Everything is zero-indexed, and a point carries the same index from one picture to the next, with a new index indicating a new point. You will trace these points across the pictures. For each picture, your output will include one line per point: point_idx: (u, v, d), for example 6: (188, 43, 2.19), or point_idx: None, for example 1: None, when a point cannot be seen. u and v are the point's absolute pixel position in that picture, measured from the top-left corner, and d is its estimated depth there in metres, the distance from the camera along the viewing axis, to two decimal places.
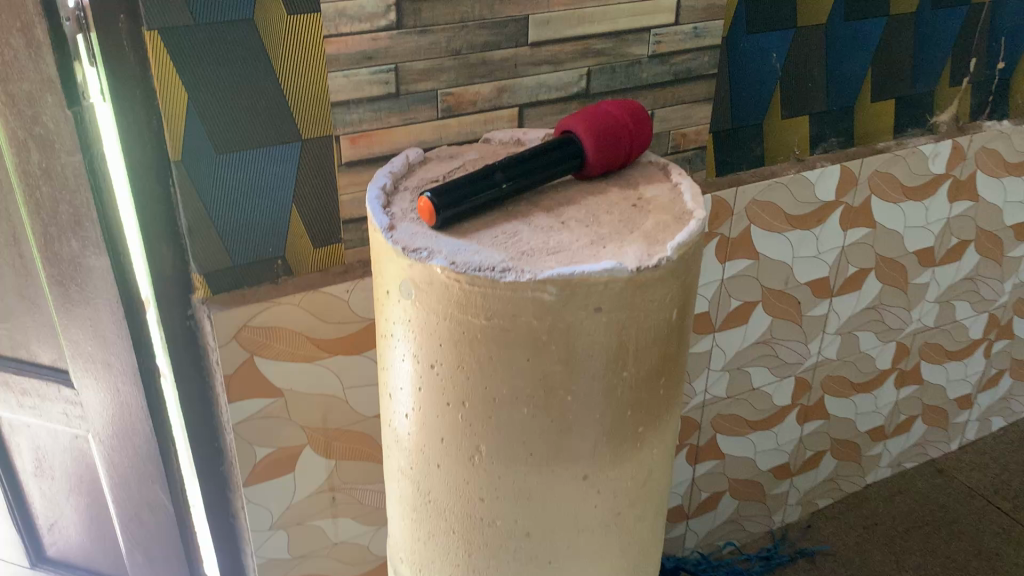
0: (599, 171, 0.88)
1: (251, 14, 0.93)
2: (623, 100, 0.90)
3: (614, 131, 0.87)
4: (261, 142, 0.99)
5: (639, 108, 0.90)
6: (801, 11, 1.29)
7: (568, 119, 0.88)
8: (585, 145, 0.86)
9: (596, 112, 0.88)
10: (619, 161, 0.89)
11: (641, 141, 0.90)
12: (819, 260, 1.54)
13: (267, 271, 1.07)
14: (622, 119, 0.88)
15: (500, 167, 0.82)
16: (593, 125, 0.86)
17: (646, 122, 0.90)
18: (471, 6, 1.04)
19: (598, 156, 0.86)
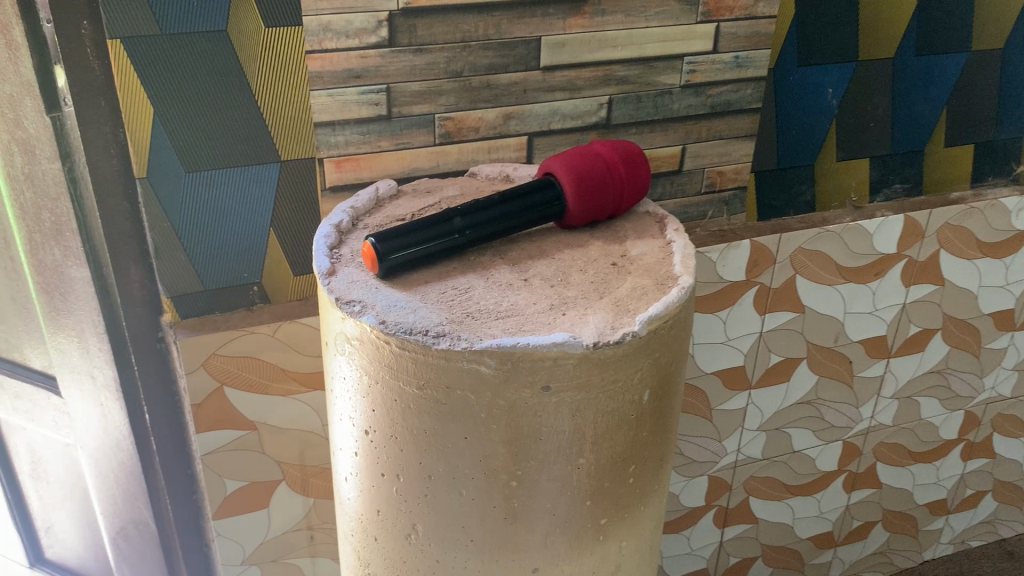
0: (584, 222, 0.78)
1: (224, 25, 0.86)
2: (618, 140, 0.80)
3: (601, 179, 0.77)
4: (235, 162, 0.92)
5: (637, 150, 0.80)
6: (864, 43, 1.16)
7: (552, 160, 0.78)
8: (565, 193, 0.76)
9: (584, 155, 0.78)
10: (609, 211, 0.79)
11: (636, 189, 0.79)
12: (875, 317, 1.39)
13: (241, 297, 1.00)
14: (613, 164, 0.78)
15: (458, 211, 0.73)
16: (576, 171, 0.76)
17: (644, 167, 0.79)
18: (475, 25, 0.94)
19: (581, 206, 0.76)
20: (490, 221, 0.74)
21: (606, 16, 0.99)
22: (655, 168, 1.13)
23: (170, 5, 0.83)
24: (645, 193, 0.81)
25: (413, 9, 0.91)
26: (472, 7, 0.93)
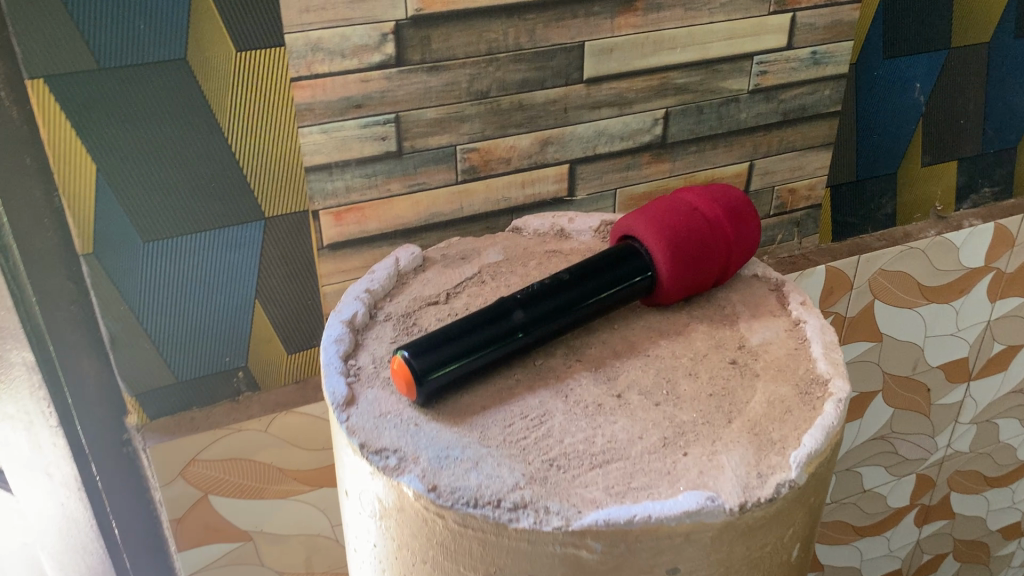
0: (682, 298, 0.59)
1: (183, 52, 0.65)
2: (714, 185, 0.61)
3: (704, 243, 0.57)
4: (207, 224, 0.72)
5: (742, 198, 0.60)
6: (958, 26, 0.96)
7: (634, 218, 0.59)
8: (657, 263, 0.57)
9: (677, 210, 0.58)
10: (711, 281, 0.59)
11: (745, 249, 0.60)
12: (957, 339, 1.21)
13: (224, 386, 0.80)
14: (716, 221, 0.58)
15: (516, 302, 0.54)
16: (671, 235, 0.57)
17: (753, 221, 0.60)
18: (503, 32, 0.74)
19: (679, 280, 0.57)
20: (560, 312, 0.54)
21: (663, 11, 0.79)
22: None
23: (109, 30, 0.62)
24: (753, 252, 0.62)
25: (425, 17, 0.70)
26: (500, 9, 0.73)
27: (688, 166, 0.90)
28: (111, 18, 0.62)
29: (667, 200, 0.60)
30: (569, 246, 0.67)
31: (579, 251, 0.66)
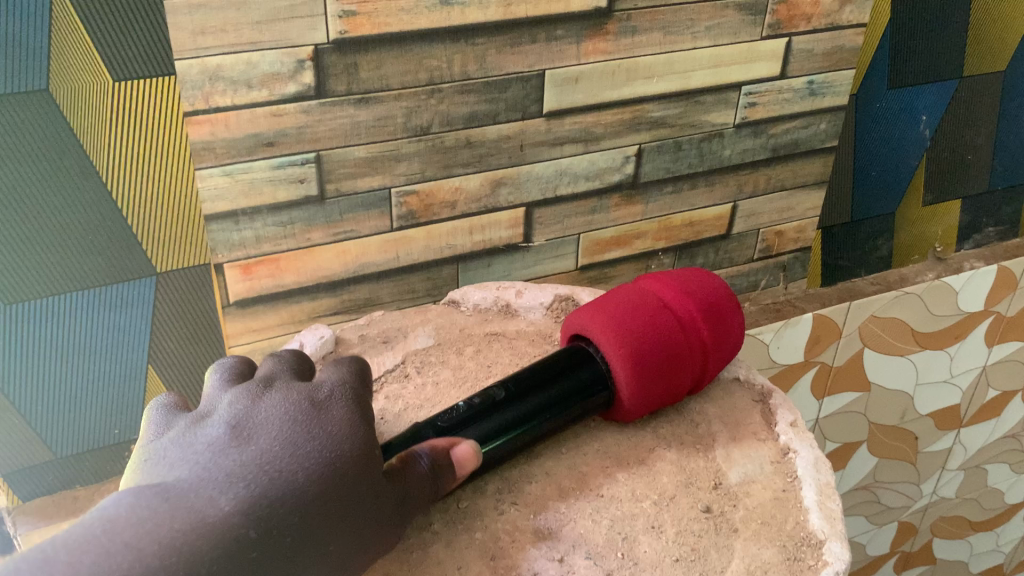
0: (646, 409, 0.53)
1: (44, 83, 0.53)
2: (689, 275, 0.55)
3: (675, 351, 0.51)
4: (83, 282, 0.60)
5: (724, 289, 0.54)
6: (972, 53, 0.85)
7: (593, 317, 0.53)
8: (617, 372, 0.51)
9: (645, 308, 0.52)
10: (683, 390, 0.53)
11: (724, 351, 0.54)
12: (949, 386, 1.11)
13: (115, 462, 0.70)
14: (691, 322, 0.52)
15: (439, 425, 0.48)
16: (636, 342, 0.51)
17: (736, 320, 0.54)
18: (447, 59, 0.62)
19: (640, 395, 0.51)
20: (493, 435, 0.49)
21: (638, 35, 0.67)
22: (696, 234, 0.83)
23: None
24: (733, 352, 0.56)
25: (352, 40, 0.58)
26: (444, 33, 0.61)
27: (663, 208, 0.79)
28: None
29: (635, 292, 0.54)
30: (515, 328, 0.59)
31: (526, 334, 0.58)
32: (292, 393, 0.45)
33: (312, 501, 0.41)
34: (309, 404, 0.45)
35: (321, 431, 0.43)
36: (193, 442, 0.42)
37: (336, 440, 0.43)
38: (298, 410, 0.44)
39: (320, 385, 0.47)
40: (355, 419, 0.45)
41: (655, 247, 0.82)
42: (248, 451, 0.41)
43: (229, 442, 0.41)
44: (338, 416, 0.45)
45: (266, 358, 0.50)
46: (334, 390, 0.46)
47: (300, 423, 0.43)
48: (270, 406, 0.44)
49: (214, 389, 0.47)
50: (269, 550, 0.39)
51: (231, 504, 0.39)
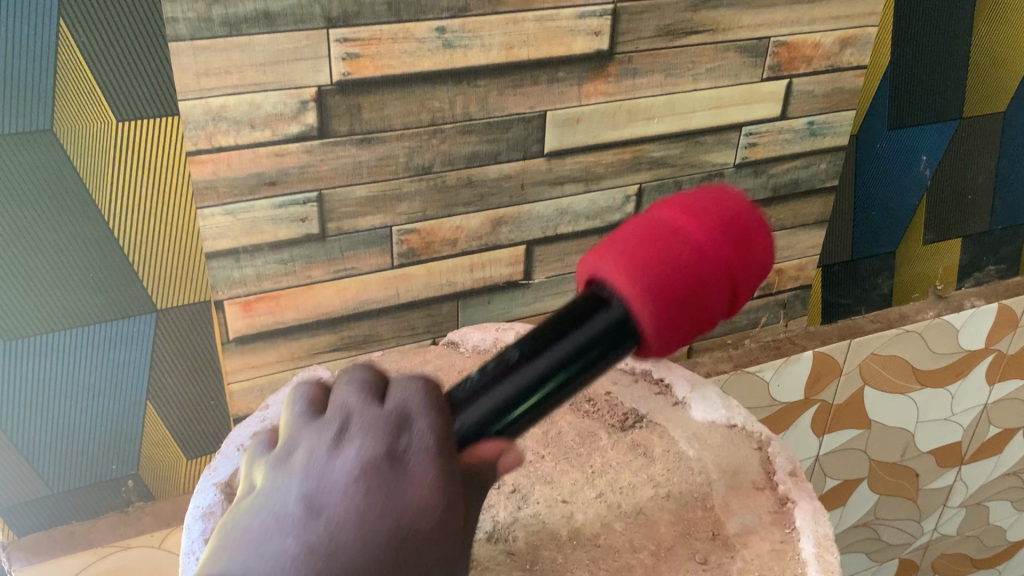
0: (682, 337, 0.40)
1: (48, 123, 0.54)
2: (698, 193, 0.43)
3: (698, 277, 0.39)
4: (83, 318, 0.61)
5: (741, 202, 0.43)
6: (972, 94, 0.85)
7: (597, 260, 0.41)
8: (637, 318, 0.39)
9: (649, 239, 0.40)
10: (721, 311, 0.41)
11: (751, 263, 0.42)
12: (951, 424, 1.10)
13: (111, 497, 0.71)
14: (711, 243, 0.40)
15: (455, 400, 0.38)
16: (647, 267, 0.39)
17: (762, 238, 0.42)
18: (450, 100, 0.62)
19: (662, 337, 0.39)
20: (507, 408, 0.37)
21: (639, 77, 0.68)
22: None
23: None
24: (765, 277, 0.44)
25: (355, 82, 0.59)
26: (446, 75, 0.61)
27: None
28: None
29: (637, 225, 0.42)
30: None
31: None
32: (365, 443, 0.35)
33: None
34: (384, 462, 0.34)
35: (395, 506, 0.34)
36: (246, 540, 0.33)
37: (413, 518, 0.34)
38: (369, 475, 0.34)
39: (399, 421, 0.36)
40: (437, 481, 0.35)
41: None
42: (313, 537, 0.32)
43: (288, 535, 0.32)
44: (418, 477, 0.35)
45: (345, 376, 0.39)
46: (415, 431, 0.36)
47: (370, 496, 0.33)
48: (342, 465, 0.34)
49: (288, 431, 0.37)
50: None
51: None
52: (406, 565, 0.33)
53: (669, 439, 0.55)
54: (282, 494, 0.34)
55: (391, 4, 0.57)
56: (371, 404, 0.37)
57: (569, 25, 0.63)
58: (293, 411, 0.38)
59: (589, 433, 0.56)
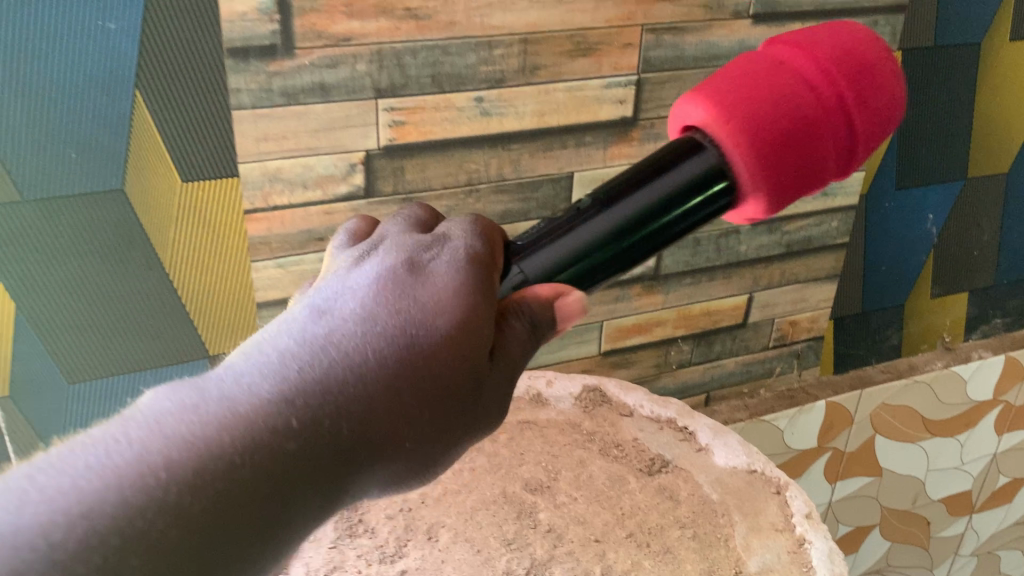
0: (787, 191, 0.39)
1: (121, 183, 0.58)
2: (824, 27, 0.41)
3: (801, 109, 0.38)
4: (142, 362, 0.66)
5: (870, 37, 0.40)
6: (976, 156, 0.88)
7: (688, 98, 0.40)
8: (730, 159, 0.38)
9: (756, 75, 0.39)
10: (836, 154, 0.39)
11: (877, 106, 0.39)
12: (961, 473, 1.13)
13: None
14: (821, 83, 0.38)
15: (516, 249, 0.39)
16: (739, 100, 0.38)
17: (886, 66, 0.39)
18: (485, 162, 0.67)
19: (765, 185, 0.38)
20: (582, 256, 0.38)
21: (661, 140, 0.72)
22: (714, 322, 0.87)
23: (32, 160, 0.55)
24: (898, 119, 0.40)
25: (399, 146, 0.63)
26: (483, 139, 0.66)
27: (683, 298, 0.83)
28: (36, 147, 0.55)
29: (749, 61, 0.40)
30: (547, 416, 0.62)
31: (557, 423, 0.61)
32: (391, 256, 0.37)
33: (387, 382, 0.32)
34: (404, 271, 0.36)
35: (411, 303, 0.34)
36: (262, 330, 0.34)
37: (428, 315, 0.34)
38: (388, 279, 0.35)
39: (431, 242, 0.38)
40: (461, 282, 0.35)
41: (675, 335, 0.86)
42: (319, 330, 0.33)
43: (299, 325, 0.33)
44: (439, 281, 0.35)
45: (387, 218, 0.42)
46: (445, 249, 0.37)
47: (387, 295, 0.34)
48: (362, 277, 0.36)
49: (330, 257, 0.40)
50: (345, 437, 0.31)
51: (280, 390, 0.30)
52: (410, 365, 0.33)
53: (693, 483, 0.57)
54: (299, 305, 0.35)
55: (434, 76, 0.62)
56: (406, 234, 0.39)
57: (597, 94, 0.68)
58: (337, 242, 0.41)
59: (617, 477, 0.57)
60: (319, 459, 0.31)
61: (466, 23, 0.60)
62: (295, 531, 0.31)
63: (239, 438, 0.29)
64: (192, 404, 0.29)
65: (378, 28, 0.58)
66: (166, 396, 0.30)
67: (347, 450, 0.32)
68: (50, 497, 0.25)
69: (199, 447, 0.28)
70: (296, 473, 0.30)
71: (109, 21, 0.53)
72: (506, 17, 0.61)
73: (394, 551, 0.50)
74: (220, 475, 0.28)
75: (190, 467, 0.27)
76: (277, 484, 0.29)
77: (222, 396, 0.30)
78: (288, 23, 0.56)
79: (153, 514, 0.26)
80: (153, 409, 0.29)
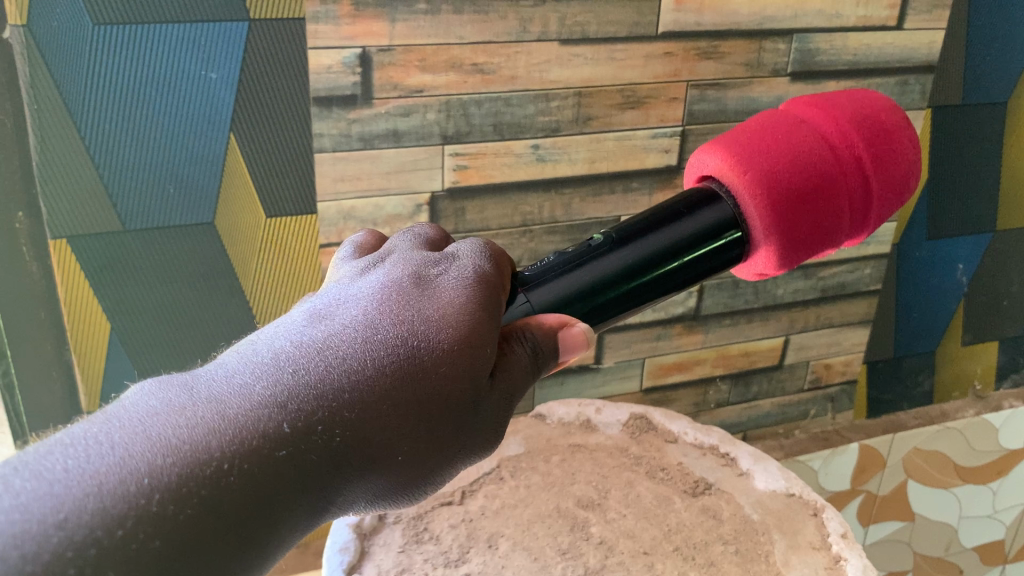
0: (800, 243, 0.41)
1: (211, 217, 0.64)
2: (840, 93, 0.44)
3: (818, 166, 0.41)
4: None
5: (884, 103, 0.43)
6: (1003, 208, 0.91)
7: (703, 149, 0.43)
8: (746, 207, 0.41)
9: (775, 128, 0.42)
10: (848, 212, 0.42)
11: (892, 168, 0.42)
12: (994, 521, 1.13)
13: None
14: (837, 141, 0.42)
15: (524, 279, 0.40)
16: (757, 150, 0.41)
17: (904, 134, 0.42)
18: (539, 205, 0.72)
19: (779, 236, 0.40)
20: (591, 294, 0.39)
21: None
22: (751, 362, 0.90)
23: (135, 194, 0.61)
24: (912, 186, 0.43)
25: (461, 189, 0.69)
26: (538, 183, 0.71)
27: (721, 338, 0.87)
28: (142, 183, 0.61)
29: (767, 117, 0.44)
30: (595, 441, 0.66)
31: (605, 447, 0.65)
32: (396, 268, 0.36)
33: (375, 392, 0.32)
34: (409, 283, 0.35)
35: (412, 313, 0.34)
36: (260, 333, 0.34)
37: (428, 326, 0.33)
38: (392, 288, 0.35)
39: (440, 258, 0.37)
40: (466, 299, 0.35)
41: (713, 374, 0.89)
42: (312, 335, 0.33)
43: (295, 330, 0.33)
44: (443, 294, 0.35)
45: (404, 230, 0.42)
46: (455, 265, 0.37)
47: (389, 303, 0.34)
48: (366, 285, 0.36)
49: (337, 268, 0.40)
50: (331, 446, 0.31)
51: (269, 393, 0.31)
52: (401, 376, 0.32)
53: (735, 504, 0.60)
54: (298, 309, 0.35)
55: (496, 125, 0.67)
56: (416, 249, 0.39)
57: (644, 143, 0.73)
58: (341, 257, 0.41)
59: (664, 497, 0.60)
60: (303, 465, 0.31)
61: (527, 77, 0.66)
62: (275, 540, 0.31)
63: (224, 441, 0.29)
64: (179, 405, 0.30)
65: (447, 80, 0.64)
66: (154, 396, 0.30)
67: (333, 460, 0.31)
68: (30, 488, 0.26)
69: (184, 447, 0.28)
70: (272, 478, 0.30)
71: (211, 71, 0.59)
72: (563, 73, 0.67)
73: (457, 557, 0.54)
74: (193, 477, 0.28)
75: (175, 467, 0.28)
76: (258, 489, 0.29)
77: (210, 398, 0.30)
78: (368, 76, 0.62)
79: (135, 510, 0.27)
80: (139, 408, 0.29)
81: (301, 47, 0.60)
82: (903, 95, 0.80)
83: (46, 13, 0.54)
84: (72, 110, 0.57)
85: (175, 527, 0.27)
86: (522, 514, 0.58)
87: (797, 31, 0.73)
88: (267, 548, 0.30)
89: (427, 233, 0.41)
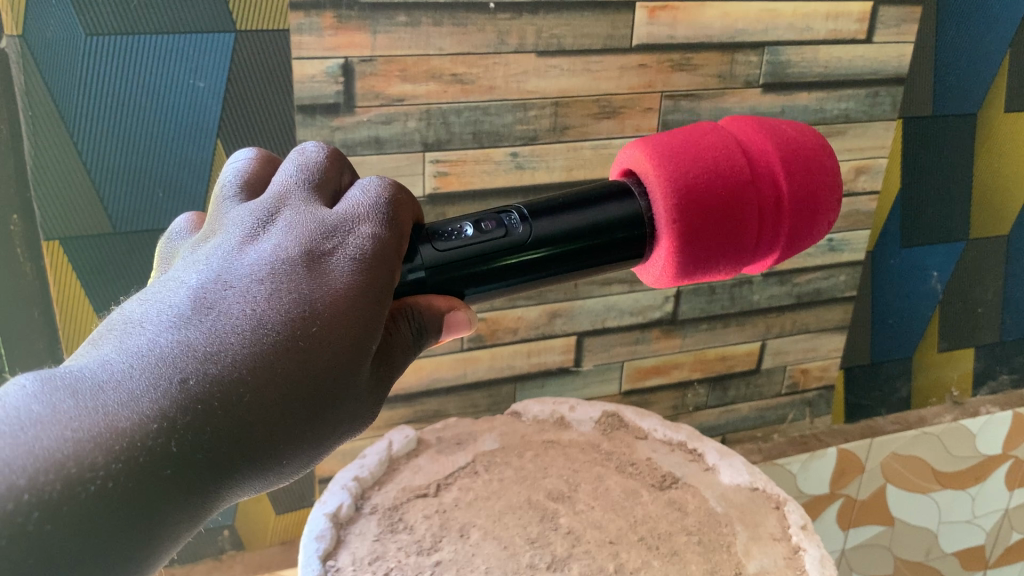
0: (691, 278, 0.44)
1: None
2: (801, 143, 0.44)
3: (739, 230, 0.43)
4: None
5: (832, 178, 0.44)
6: (976, 217, 0.93)
7: (655, 162, 0.42)
8: (660, 243, 0.42)
9: (724, 179, 0.42)
10: (744, 263, 0.45)
11: (797, 242, 0.44)
12: (974, 527, 1.14)
13: (209, 543, 0.81)
14: (769, 210, 0.43)
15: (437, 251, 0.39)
16: (693, 196, 0.41)
17: (828, 217, 0.44)
18: None
19: (675, 277, 0.43)
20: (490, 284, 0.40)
21: None
22: (729, 367, 0.93)
23: (122, 197, 0.64)
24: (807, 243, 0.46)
25: (443, 194, 0.71)
26: (518, 190, 0.74)
27: (699, 342, 0.90)
28: (129, 187, 0.64)
29: (725, 151, 0.43)
30: (569, 437, 0.68)
31: (578, 443, 0.68)
32: (288, 240, 0.35)
33: (262, 401, 0.31)
34: (300, 263, 0.34)
35: (303, 306, 0.33)
36: (142, 315, 0.32)
37: (318, 323, 0.33)
38: (281, 269, 0.34)
39: (333, 227, 0.36)
40: (354, 287, 0.35)
41: (691, 378, 0.92)
42: (197, 332, 0.31)
43: (180, 320, 0.31)
44: (333, 280, 0.34)
45: (288, 161, 0.40)
46: (348, 240, 0.36)
47: (279, 291, 0.33)
48: (255, 260, 0.34)
49: (220, 214, 0.38)
50: (218, 455, 0.31)
51: (155, 405, 0.29)
52: (288, 382, 0.32)
53: (700, 497, 0.62)
54: (181, 284, 0.34)
55: (476, 133, 0.70)
56: (304, 205, 0.38)
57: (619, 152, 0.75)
58: (223, 196, 0.40)
59: (632, 491, 0.62)
60: (188, 477, 0.30)
61: (506, 87, 0.69)
62: (161, 550, 0.30)
63: (109, 457, 0.28)
64: (61, 414, 0.29)
65: (428, 90, 0.66)
66: (33, 400, 0.29)
67: (220, 467, 0.31)
68: None
69: (69, 462, 0.28)
70: (158, 490, 0.29)
71: (199, 79, 0.62)
72: (540, 83, 0.70)
73: (429, 545, 0.57)
74: (76, 496, 0.27)
75: (59, 484, 0.27)
76: (142, 507, 0.29)
77: (95, 406, 0.29)
78: (351, 85, 0.64)
79: (12, 530, 0.26)
80: (16, 416, 0.28)
81: (288, 59, 0.63)
82: (873, 107, 0.83)
83: (43, 24, 0.57)
84: (64, 116, 0.60)
85: (56, 548, 0.27)
86: (494, 504, 0.61)
87: (768, 44, 0.76)
88: (152, 561, 0.30)
89: (316, 168, 0.40)
